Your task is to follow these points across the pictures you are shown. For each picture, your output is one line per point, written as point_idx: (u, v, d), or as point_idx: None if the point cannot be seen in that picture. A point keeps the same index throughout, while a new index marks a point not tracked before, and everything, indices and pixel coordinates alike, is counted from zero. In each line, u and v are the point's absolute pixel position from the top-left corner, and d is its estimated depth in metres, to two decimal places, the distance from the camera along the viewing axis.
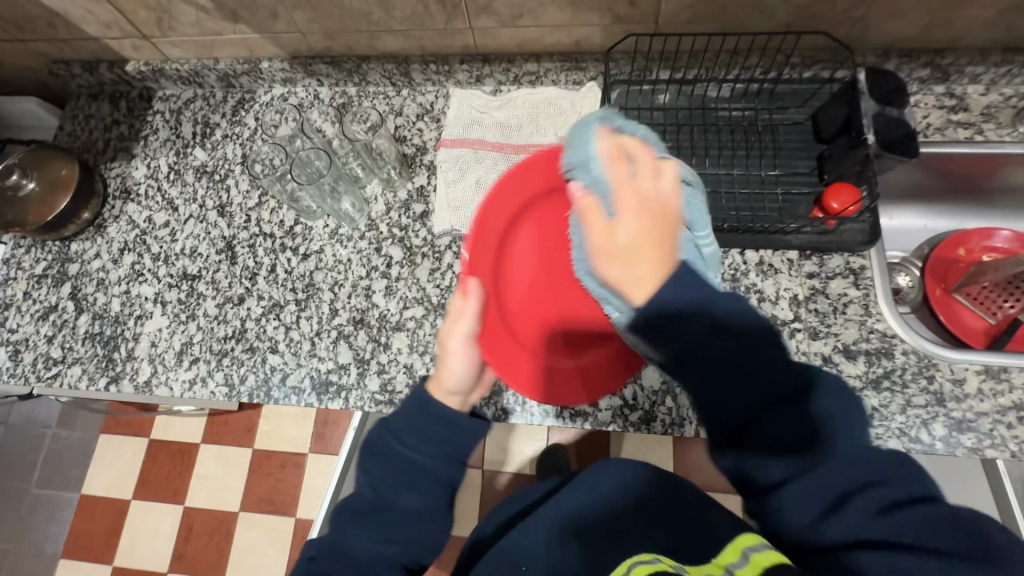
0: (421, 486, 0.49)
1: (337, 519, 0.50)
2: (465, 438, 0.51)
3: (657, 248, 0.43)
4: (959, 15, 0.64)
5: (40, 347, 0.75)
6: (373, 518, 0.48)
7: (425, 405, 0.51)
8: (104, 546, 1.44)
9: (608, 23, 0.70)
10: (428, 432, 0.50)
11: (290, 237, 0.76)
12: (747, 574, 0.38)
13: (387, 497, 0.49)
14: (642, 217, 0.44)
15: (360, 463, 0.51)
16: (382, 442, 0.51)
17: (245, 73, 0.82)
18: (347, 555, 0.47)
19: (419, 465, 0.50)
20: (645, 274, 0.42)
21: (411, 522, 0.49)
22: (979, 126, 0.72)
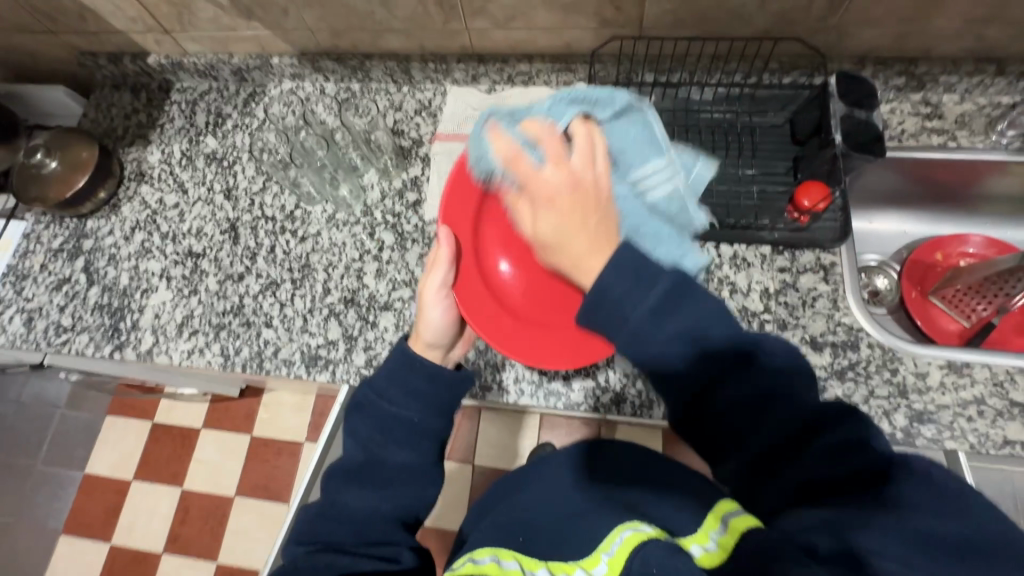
0: (408, 440, 0.53)
1: (332, 482, 0.52)
2: (448, 390, 0.55)
3: (580, 212, 0.49)
4: (931, 24, 0.67)
5: (52, 316, 0.80)
6: (366, 475, 0.51)
7: (405, 361, 0.55)
8: (103, 524, 1.48)
9: (596, 27, 0.74)
10: (413, 389, 0.54)
11: (290, 221, 0.80)
12: (727, 537, 0.37)
13: (377, 454, 0.52)
14: (549, 204, 0.48)
15: (349, 423, 0.55)
16: (368, 402, 0.54)
17: (258, 67, 0.87)
18: (345, 512, 0.50)
19: (405, 419, 0.53)
20: (583, 257, 0.47)
21: (402, 476, 0.52)
22: (953, 133, 0.74)
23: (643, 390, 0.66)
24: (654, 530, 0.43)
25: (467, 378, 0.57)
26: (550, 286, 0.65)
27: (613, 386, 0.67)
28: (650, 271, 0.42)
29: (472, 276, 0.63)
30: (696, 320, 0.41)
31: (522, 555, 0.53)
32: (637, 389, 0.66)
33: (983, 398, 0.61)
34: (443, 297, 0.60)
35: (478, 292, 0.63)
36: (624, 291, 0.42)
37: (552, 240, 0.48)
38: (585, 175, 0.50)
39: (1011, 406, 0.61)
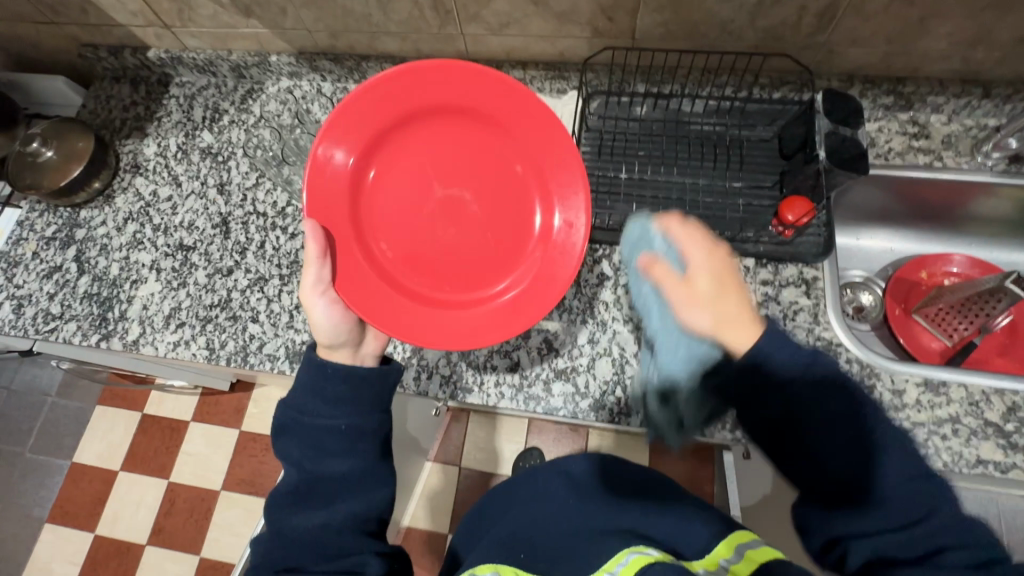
0: (340, 450, 0.54)
1: (276, 508, 0.54)
2: (366, 388, 0.56)
3: (732, 291, 0.52)
4: (917, 45, 0.68)
5: (42, 303, 0.81)
6: (308, 495, 0.53)
7: (315, 367, 0.56)
8: (88, 514, 1.48)
9: (589, 36, 0.75)
10: (332, 396, 0.55)
11: (281, 217, 0.81)
12: (744, 566, 0.43)
13: (310, 470, 0.53)
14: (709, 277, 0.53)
15: (280, 446, 0.56)
16: (291, 420, 0.55)
17: (256, 65, 0.88)
18: (293, 537, 0.51)
19: (333, 428, 0.54)
20: (732, 321, 0.50)
21: (344, 485, 0.53)
22: (939, 153, 0.75)
23: (623, 396, 0.67)
24: (660, 552, 0.45)
25: (390, 370, 0.57)
26: (440, 252, 0.63)
27: (593, 392, 0.67)
28: (806, 347, 0.46)
29: (353, 248, 0.61)
30: (823, 382, 0.44)
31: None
32: (617, 396, 0.67)
33: (958, 416, 0.62)
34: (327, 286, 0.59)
35: (364, 254, 0.61)
36: (782, 358, 0.45)
37: (710, 305, 0.52)
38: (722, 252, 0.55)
39: (985, 425, 0.61)
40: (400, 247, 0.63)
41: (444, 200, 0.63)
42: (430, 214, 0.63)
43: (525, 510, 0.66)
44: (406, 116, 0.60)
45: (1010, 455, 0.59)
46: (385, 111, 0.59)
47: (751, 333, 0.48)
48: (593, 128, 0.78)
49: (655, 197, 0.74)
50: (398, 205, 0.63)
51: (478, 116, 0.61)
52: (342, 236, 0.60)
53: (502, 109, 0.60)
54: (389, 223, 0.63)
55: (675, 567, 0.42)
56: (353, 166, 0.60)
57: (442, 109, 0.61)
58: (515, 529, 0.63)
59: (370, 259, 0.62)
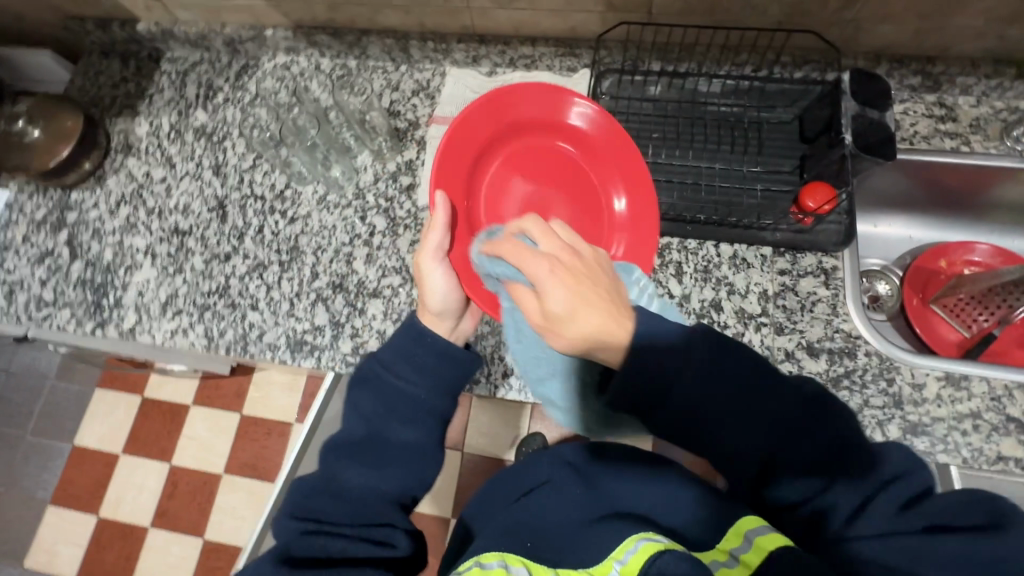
0: (414, 417, 0.52)
1: (331, 457, 0.50)
2: (455, 369, 0.55)
3: (589, 294, 0.42)
4: (951, 22, 0.65)
5: (34, 289, 0.78)
6: (366, 450, 0.50)
7: (415, 336, 0.55)
8: (90, 496, 1.48)
9: (602, 10, 0.71)
10: (421, 364, 0.54)
11: (279, 200, 0.78)
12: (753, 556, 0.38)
13: (378, 428, 0.51)
14: (558, 276, 0.43)
15: (352, 397, 0.54)
16: (373, 373, 0.54)
17: (251, 39, 0.84)
18: (342, 490, 0.48)
19: (410, 394, 0.53)
20: (596, 326, 0.42)
21: (402, 454, 0.51)
22: (967, 137, 0.72)
23: None
24: (671, 540, 0.44)
25: (474, 359, 0.57)
26: None
27: None
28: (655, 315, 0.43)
29: (466, 239, 0.61)
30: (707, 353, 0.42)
31: (531, 561, 0.50)
32: None
33: (979, 412, 0.60)
34: (439, 258, 0.58)
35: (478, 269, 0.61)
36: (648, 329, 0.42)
37: (568, 327, 0.42)
38: (583, 247, 0.46)
39: (1007, 421, 0.59)
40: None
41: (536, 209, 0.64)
42: (529, 222, 0.64)
43: (534, 499, 0.64)
44: (510, 128, 0.63)
45: None
46: (502, 119, 0.62)
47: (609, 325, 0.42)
48: (606, 109, 0.75)
49: (669, 182, 0.71)
50: (499, 207, 0.64)
51: (577, 136, 0.63)
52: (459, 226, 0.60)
53: (598, 129, 0.62)
54: (491, 227, 0.63)
55: (682, 556, 0.40)
56: (469, 165, 0.61)
57: (547, 128, 0.64)
58: (526, 516, 0.60)
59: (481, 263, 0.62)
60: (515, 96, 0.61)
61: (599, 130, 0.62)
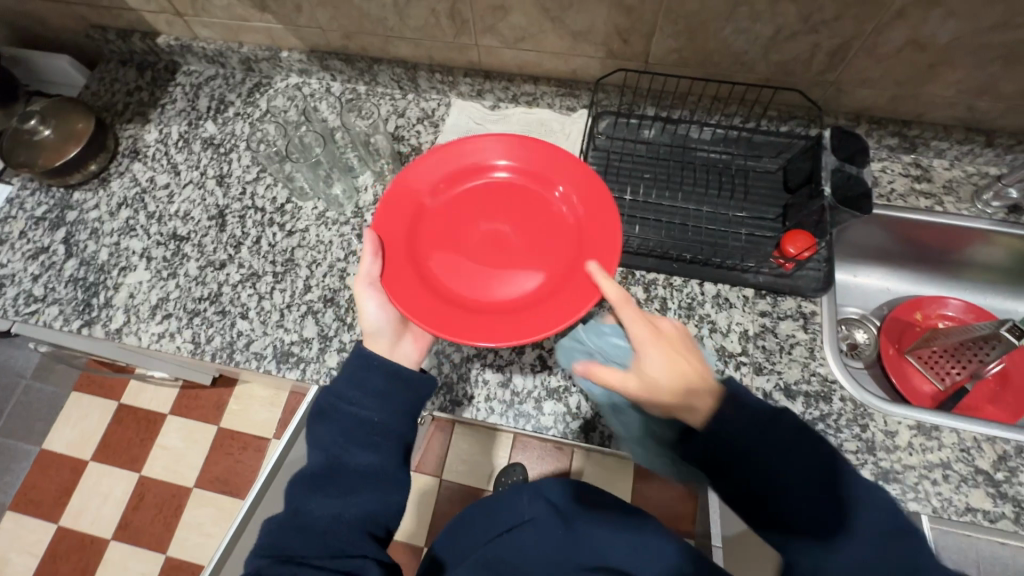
0: (369, 443, 0.54)
1: (296, 492, 0.52)
2: (406, 389, 0.56)
3: (679, 360, 0.51)
4: (924, 90, 0.70)
5: (24, 284, 0.78)
6: (330, 482, 0.52)
7: (362, 362, 0.56)
8: (53, 503, 1.43)
9: (603, 57, 0.75)
10: (371, 389, 0.55)
11: (279, 213, 0.80)
12: None
13: (338, 458, 0.53)
14: (654, 346, 0.51)
15: (311, 430, 0.55)
16: (330, 405, 0.55)
17: (266, 59, 0.88)
18: (307, 521, 0.50)
19: (366, 420, 0.54)
20: (676, 375, 0.50)
21: (365, 479, 0.52)
22: (940, 198, 0.76)
23: None
24: None
25: (429, 381, 0.58)
26: (505, 264, 0.61)
27: (585, 413, 0.66)
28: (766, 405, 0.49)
29: (410, 267, 0.60)
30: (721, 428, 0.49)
31: None
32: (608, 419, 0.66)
33: (949, 462, 0.61)
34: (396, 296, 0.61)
35: (417, 289, 0.58)
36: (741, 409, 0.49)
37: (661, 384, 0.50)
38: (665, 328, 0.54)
39: (975, 472, 0.61)
40: (447, 267, 0.61)
41: (483, 238, 0.63)
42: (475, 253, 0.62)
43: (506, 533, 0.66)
44: (445, 177, 0.64)
45: (999, 504, 0.59)
46: (455, 159, 0.64)
47: (705, 401, 0.50)
48: (602, 147, 0.79)
49: (657, 222, 0.74)
50: (441, 240, 0.62)
51: (492, 167, 0.65)
52: (399, 249, 0.60)
53: (509, 151, 0.65)
54: (433, 253, 0.62)
55: None
56: (414, 204, 0.63)
57: (469, 172, 0.65)
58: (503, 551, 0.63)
59: (432, 286, 0.59)
60: (444, 150, 0.64)
61: (513, 153, 0.64)
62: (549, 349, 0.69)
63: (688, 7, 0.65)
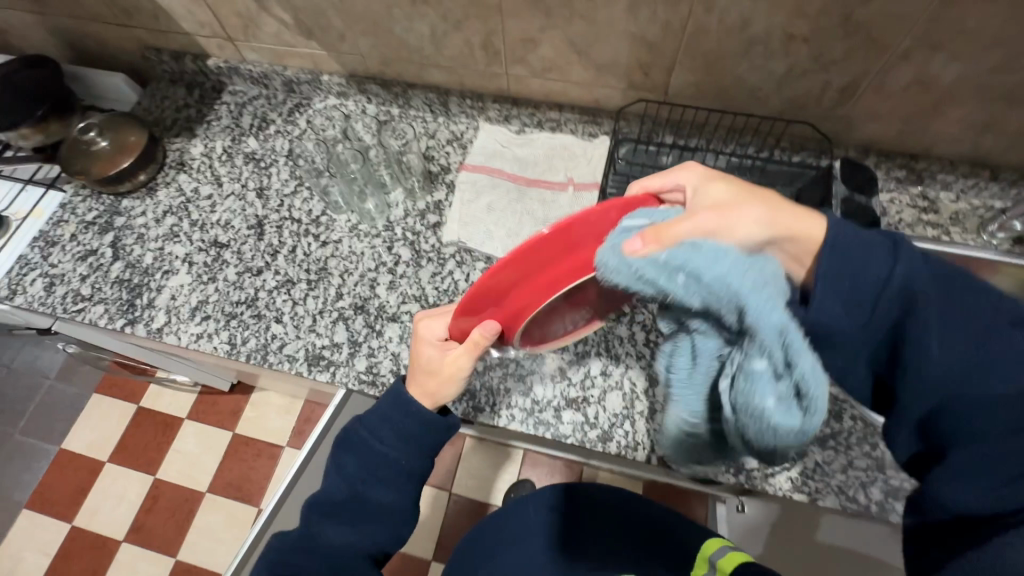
0: (391, 482, 0.54)
1: (313, 513, 0.55)
2: (435, 437, 0.56)
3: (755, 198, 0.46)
4: (930, 126, 0.74)
5: (73, 284, 0.83)
6: (346, 511, 0.54)
7: (400, 404, 0.55)
8: (68, 503, 1.46)
9: (625, 87, 0.80)
10: (404, 433, 0.55)
11: (315, 225, 0.85)
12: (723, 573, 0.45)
13: (359, 491, 0.54)
14: (717, 183, 0.48)
15: (336, 457, 0.56)
16: (356, 436, 0.55)
17: (307, 82, 0.94)
18: (322, 546, 0.53)
19: (389, 459, 0.54)
20: (794, 224, 0.45)
21: (381, 514, 0.54)
22: (947, 228, 0.79)
23: (630, 431, 0.68)
24: None
25: (454, 427, 0.57)
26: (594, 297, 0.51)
27: (602, 423, 0.69)
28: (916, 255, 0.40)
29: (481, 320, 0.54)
30: (864, 312, 0.40)
31: None
32: (625, 429, 0.68)
33: None
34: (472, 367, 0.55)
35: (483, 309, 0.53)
36: (876, 263, 0.40)
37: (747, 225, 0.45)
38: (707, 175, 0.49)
39: None
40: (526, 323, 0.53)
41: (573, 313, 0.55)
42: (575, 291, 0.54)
43: (516, 544, 0.71)
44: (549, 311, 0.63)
45: None
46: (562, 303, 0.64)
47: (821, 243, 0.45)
48: (621, 172, 0.84)
49: None
50: None
51: None
52: None
53: None
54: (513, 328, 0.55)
55: None
56: None
57: None
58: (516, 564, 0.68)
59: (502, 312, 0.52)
60: None
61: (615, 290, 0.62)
62: (569, 359, 0.72)
63: (706, 45, 0.70)
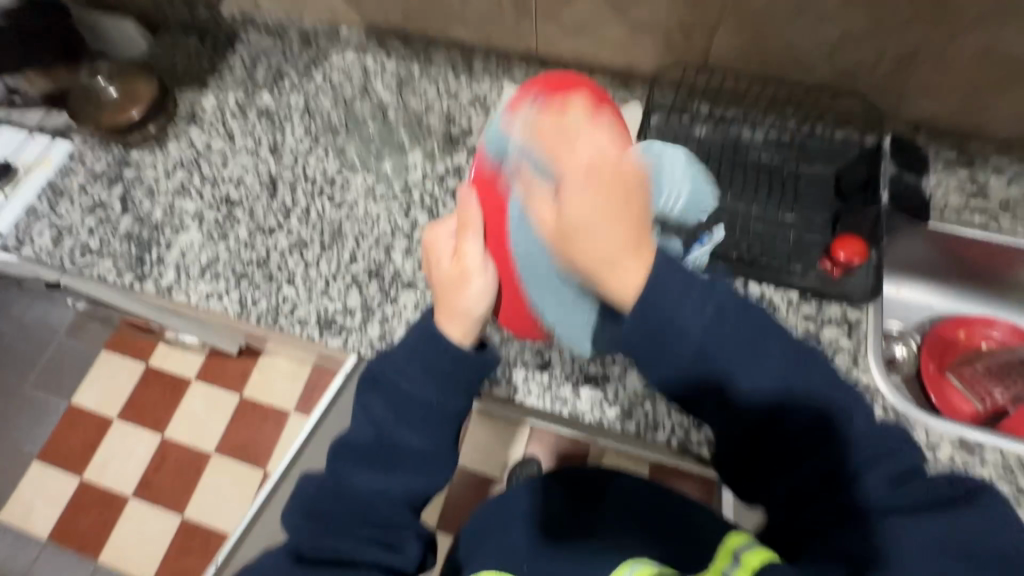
0: (421, 424, 0.50)
1: (340, 460, 0.51)
2: (468, 370, 0.50)
3: (617, 196, 0.43)
4: (990, 104, 0.69)
5: (81, 236, 0.81)
6: (376, 457, 0.50)
7: (430, 339, 0.50)
8: (77, 457, 1.47)
9: (662, 50, 0.75)
10: (433, 367, 0.50)
11: (329, 185, 0.82)
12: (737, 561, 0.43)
13: (388, 434, 0.50)
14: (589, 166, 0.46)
15: (362, 397, 0.52)
16: (384, 376, 0.51)
17: (325, 34, 0.89)
18: (352, 495, 0.50)
19: (421, 400, 0.50)
20: (617, 253, 0.41)
21: (414, 462, 0.50)
22: (996, 216, 0.74)
23: (651, 411, 0.66)
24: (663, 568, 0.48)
25: (491, 363, 0.51)
26: None
27: (622, 402, 0.66)
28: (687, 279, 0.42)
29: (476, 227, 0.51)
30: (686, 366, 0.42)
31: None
32: (645, 409, 0.66)
33: (991, 479, 0.60)
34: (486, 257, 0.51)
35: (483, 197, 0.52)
36: (677, 297, 0.41)
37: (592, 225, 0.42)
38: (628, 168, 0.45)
39: (1018, 492, 0.60)
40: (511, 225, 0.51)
41: None
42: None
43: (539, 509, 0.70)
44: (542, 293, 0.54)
45: None
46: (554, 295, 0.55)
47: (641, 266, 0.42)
48: (652, 141, 0.77)
49: (706, 218, 0.74)
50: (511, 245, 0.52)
51: None
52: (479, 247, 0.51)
53: None
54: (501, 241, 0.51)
55: None
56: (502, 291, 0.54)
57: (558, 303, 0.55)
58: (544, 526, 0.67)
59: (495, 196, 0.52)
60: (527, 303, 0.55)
61: None
62: None
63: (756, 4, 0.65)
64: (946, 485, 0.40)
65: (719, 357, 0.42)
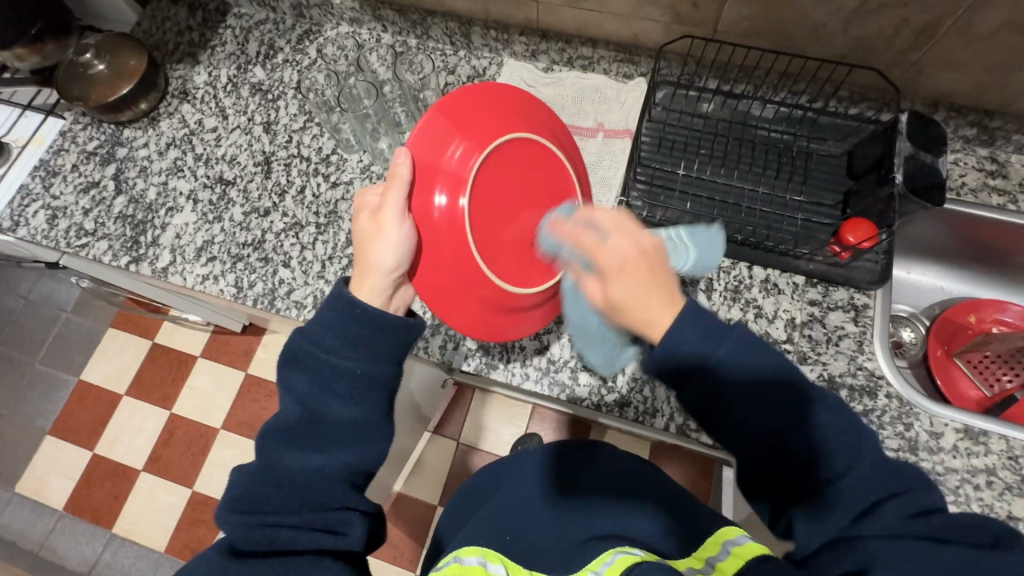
0: (352, 394, 0.49)
1: (270, 444, 0.49)
2: (393, 336, 0.51)
3: (650, 281, 0.41)
4: (1015, 78, 0.65)
5: (75, 218, 0.80)
6: (307, 434, 0.48)
7: (344, 308, 0.50)
8: (88, 433, 1.50)
9: (668, 21, 0.72)
10: (351, 336, 0.50)
11: (324, 164, 0.80)
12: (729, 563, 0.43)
13: (315, 409, 0.49)
14: (623, 272, 0.42)
15: (285, 376, 0.51)
16: (303, 351, 0.50)
17: (318, 6, 0.85)
18: (286, 477, 0.47)
19: (345, 369, 0.49)
20: (651, 314, 0.40)
21: (360, 438, 0.49)
22: (1015, 196, 0.71)
23: (650, 397, 0.65)
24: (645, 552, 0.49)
25: (416, 326, 0.53)
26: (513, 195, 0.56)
27: (620, 387, 0.66)
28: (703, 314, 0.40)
29: (413, 193, 0.50)
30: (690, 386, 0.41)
31: (507, 561, 0.58)
32: (644, 395, 0.65)
33: (995, 468, 0.60)
34: (404, 216, 0.50)
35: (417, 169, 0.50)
36: (693, 336, 0.39)
37: (627, 305, 0.41)
38: (645, 237, 0.43)
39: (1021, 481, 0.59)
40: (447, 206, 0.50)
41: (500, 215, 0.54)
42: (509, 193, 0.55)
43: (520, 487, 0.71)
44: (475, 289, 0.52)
45: None
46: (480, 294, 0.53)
47: (669, 311, 0.40)
48: (656, 119, 0.75)
49: (711, 200, 0.71)
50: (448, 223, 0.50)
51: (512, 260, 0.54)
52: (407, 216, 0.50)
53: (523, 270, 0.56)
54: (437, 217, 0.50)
55: (656, 566, 0.44)
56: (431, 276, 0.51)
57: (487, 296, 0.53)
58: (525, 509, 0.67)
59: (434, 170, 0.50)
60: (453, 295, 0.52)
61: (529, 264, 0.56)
62: None
63: None
64: (982, 529, 0.38)
65: (735, 377, 0.40)
